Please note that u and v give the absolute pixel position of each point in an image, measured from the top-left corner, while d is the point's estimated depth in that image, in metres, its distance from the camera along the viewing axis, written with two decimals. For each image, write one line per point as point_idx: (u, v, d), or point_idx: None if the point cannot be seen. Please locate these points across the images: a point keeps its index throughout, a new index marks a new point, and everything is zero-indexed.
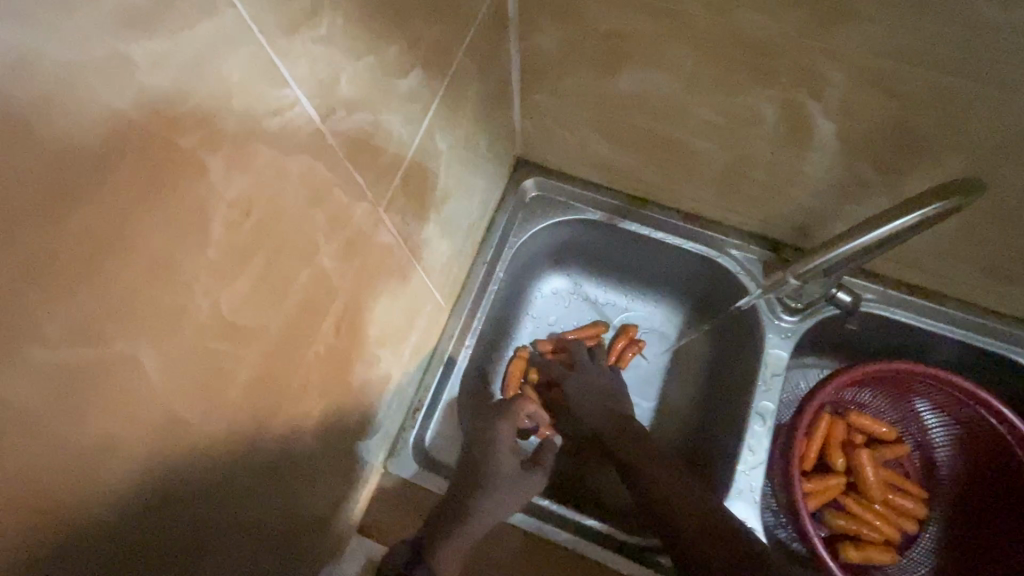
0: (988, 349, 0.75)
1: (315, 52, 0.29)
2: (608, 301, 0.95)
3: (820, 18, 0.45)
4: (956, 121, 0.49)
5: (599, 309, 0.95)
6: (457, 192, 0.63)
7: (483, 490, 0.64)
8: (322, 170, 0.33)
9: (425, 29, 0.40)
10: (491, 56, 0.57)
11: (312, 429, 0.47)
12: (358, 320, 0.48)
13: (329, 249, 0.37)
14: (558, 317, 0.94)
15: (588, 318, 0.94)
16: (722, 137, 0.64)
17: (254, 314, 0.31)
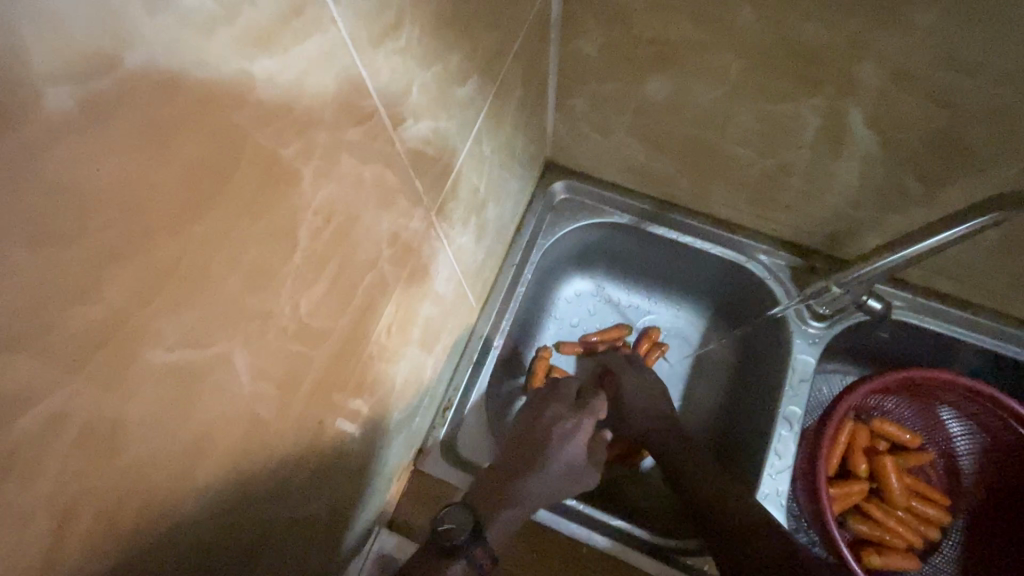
0: (1020, 358, 0.74)
1: (395, 63, 0.30)
2: (631, 305, 0.96)
3: (871, 27, 0.46)
4: (1002, 132, 0.50)
5: (622, 311, 0.96)
6: (495, 194, 0.64)
7: (537, 473, 0.60)
8: (391, 176, 0.34)
9: (484, 38, 0.41)
10: (534, 62, 0.58)
11: (358, 428, 0.48)
12: (405, 322, 0.48)
13: (390, 253, 0.38)
14: (582, 320, 0.95)
15: (611, 320, 0.95)
16: (760, 143, 0.64)
17: (326, 317, 0.32)
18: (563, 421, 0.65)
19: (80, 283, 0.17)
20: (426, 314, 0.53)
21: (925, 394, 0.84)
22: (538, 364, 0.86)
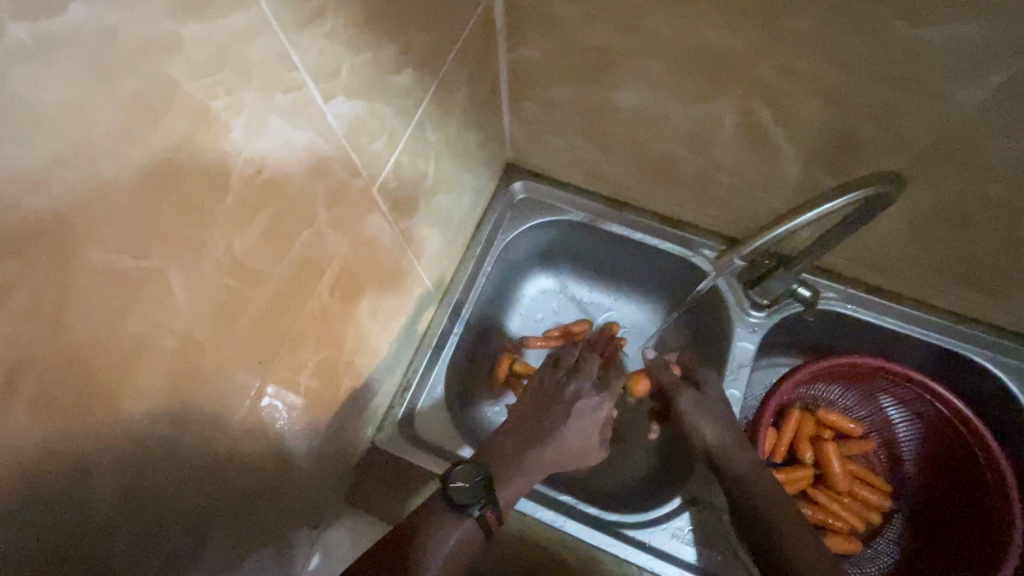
0: (944, 346, 0.80)
1: (321, 45, 0.35)
2: (591, 300, 1.00)
3: (764, 35, 0.52)
4: (889, 128, 0.56)
5: (583, 307, 1.00)
6: (447, 185, 0.69)
7: (551, 446, 0.66)
8: (323, 144, 0.39)
9: (417, 35, 0.47)
10: (479, 65, 0.64)
11: (305, 385, 0.52)
12: (351, 289, 0.53)
13: (327, 216, 0.44)
14: (545, 315, 0.99)
15: (571, 315, 0.99)
16: (689, 143, 0.70)
17: (261, 261, 0.38)
18: (587, 397, 0.71)
19: (32, 182, 0.22)
20: (374, 286, 0.58)
21: (865, 380, 0.87)
22: (501, 359, 0.90)
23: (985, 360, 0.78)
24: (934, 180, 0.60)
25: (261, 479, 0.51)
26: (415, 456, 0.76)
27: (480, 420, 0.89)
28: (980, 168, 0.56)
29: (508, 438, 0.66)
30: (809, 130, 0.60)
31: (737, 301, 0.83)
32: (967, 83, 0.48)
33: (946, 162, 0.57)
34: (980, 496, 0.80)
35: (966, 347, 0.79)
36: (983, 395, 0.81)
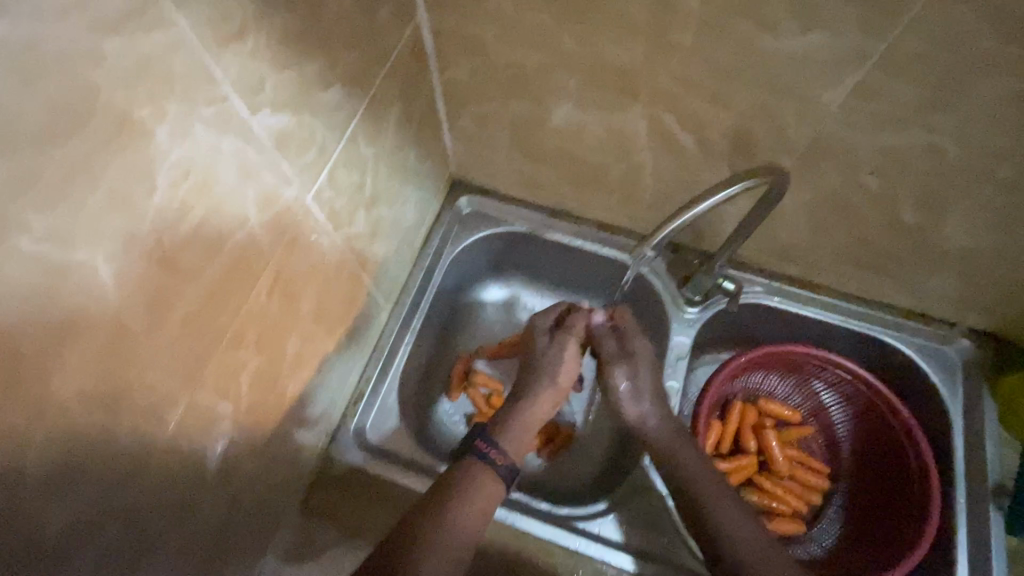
0: (858, 329, 0.87)
1: (243, 62, 0.40)
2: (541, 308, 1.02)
3: (657, 50, 0.59)
4: (776, 128, 0.63)
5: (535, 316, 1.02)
6: (387, 197, 0.73)
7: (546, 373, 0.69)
8: (250, 152, 0.43)
9: (343, 55, 0.52)
10: (412, 84, 0.70)
11: (247, 387, 0.54)
12: (290, 293, 0.56)
13: (260, 219, 0.47)
14: (500, 326, 1.01)
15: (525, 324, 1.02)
16: (611, 151, 0.76)
17: (191, 258, 0.41)
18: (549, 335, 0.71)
19: None
20: (315, 290, 0.61)
21: (796, 366, 0.90)
22: (454, 371, 0.93)
23: (897, 339, 0.86)
24: (822, 173, 0.67)
25: (202, 480, 0.52)
26: (369, 464, 0.77)
27: (438, 430, 0.91)
28: (856, 160, 0.64)
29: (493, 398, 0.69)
30: (709, 133, 0.67)
31: (672, 298, 0.89)
32: (830, 86, 0.56)
33: (827, 156, 0.64)
34: (906, 468, 0.83)
35: (880, 329, 0.87)
36: (902, 372, 0.87)
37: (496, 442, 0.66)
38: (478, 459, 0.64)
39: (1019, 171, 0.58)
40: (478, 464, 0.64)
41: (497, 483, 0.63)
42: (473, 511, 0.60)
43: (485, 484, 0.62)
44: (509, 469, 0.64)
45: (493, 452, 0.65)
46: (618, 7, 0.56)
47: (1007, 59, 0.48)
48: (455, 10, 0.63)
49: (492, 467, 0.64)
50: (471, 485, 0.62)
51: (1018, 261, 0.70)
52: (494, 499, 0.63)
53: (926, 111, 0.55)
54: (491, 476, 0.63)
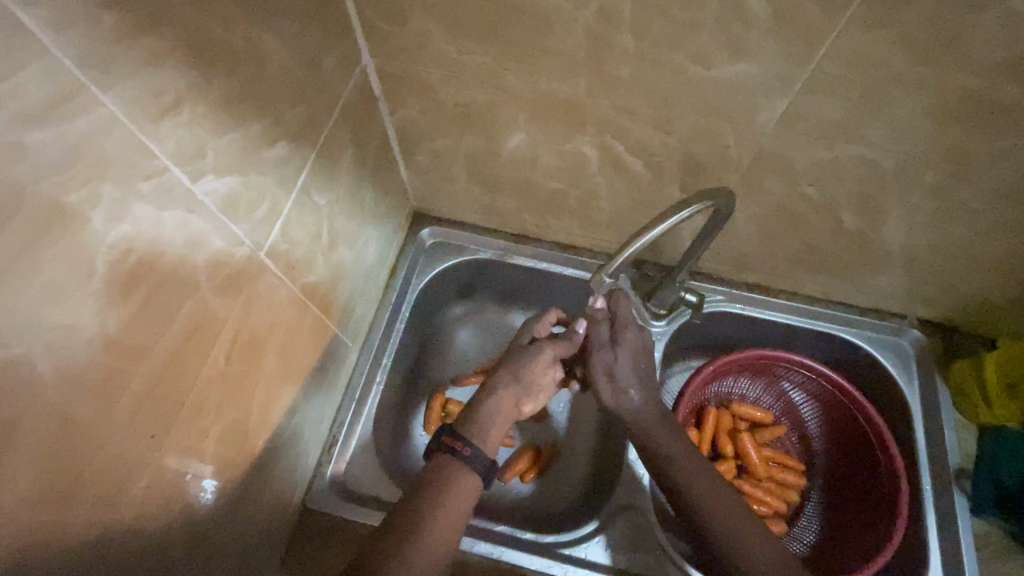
0: (819, 328, 0.90)
1: (181, 133, 0.39)
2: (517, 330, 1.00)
3: (599, 83, 0.60)
4: (719, 149, 0.66)
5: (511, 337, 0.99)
6: (345, 240, 0.73)
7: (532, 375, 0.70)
8: (196, 220, 0.42)
9: (288, 110, 0.52)
10: (363, 127, 0.70)
11: (211, 454, 0.52)
12: (251, 352, 0.55)
13: (212, 284, 0.46)
14: (476, 352, 0.99)
15: (500, 346, 0.99)
16: (566, 178, 0.78)
17: (140, 335, 0.39)
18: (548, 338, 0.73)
19: None
20: (278, 345, 0.60)
21: (763, 368, 0.93)
22: (432, 400, 0.89)
23: (855, 336, 0.89)
24: (767, 187, 0.70)
25: (172, 556, 0.50)
26: (350, 511, 0.75)
27: (418, 465, 0.88)
28: (797, 174, 0.67)
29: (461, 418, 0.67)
30: (657, 156, 0.69)
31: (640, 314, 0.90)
32: (763, 108, 0.59)
33: (770, 171, 0.67)
34: (873, 458, 0.86)
35: (839, 327, 0.90)
36: (864, 366, 0.90)
37: (465, 437, 0.64)
38: (449, 455, 0.63)
39: (943, 175, 0.61)
40: (450, 460, 0.62)
41: (472, 475, 0.62)
42: (452, 501, 0.60)
43: (460, 476, 0.61)
44: (481, 462, 0.63)
45: (464, 446, 0.63)
46: (557, 45, 0.57)
47: (919, 77, 0.51)
48: (399, 54, 0.64)
49: (465, 462, 0.62)
50: (447, 480, 0.61)
51: (953, 254, 0.74)
52: (471, 491, 0.61)
53: (854, 126, 0.58)
54: (465, 469, 0.62)
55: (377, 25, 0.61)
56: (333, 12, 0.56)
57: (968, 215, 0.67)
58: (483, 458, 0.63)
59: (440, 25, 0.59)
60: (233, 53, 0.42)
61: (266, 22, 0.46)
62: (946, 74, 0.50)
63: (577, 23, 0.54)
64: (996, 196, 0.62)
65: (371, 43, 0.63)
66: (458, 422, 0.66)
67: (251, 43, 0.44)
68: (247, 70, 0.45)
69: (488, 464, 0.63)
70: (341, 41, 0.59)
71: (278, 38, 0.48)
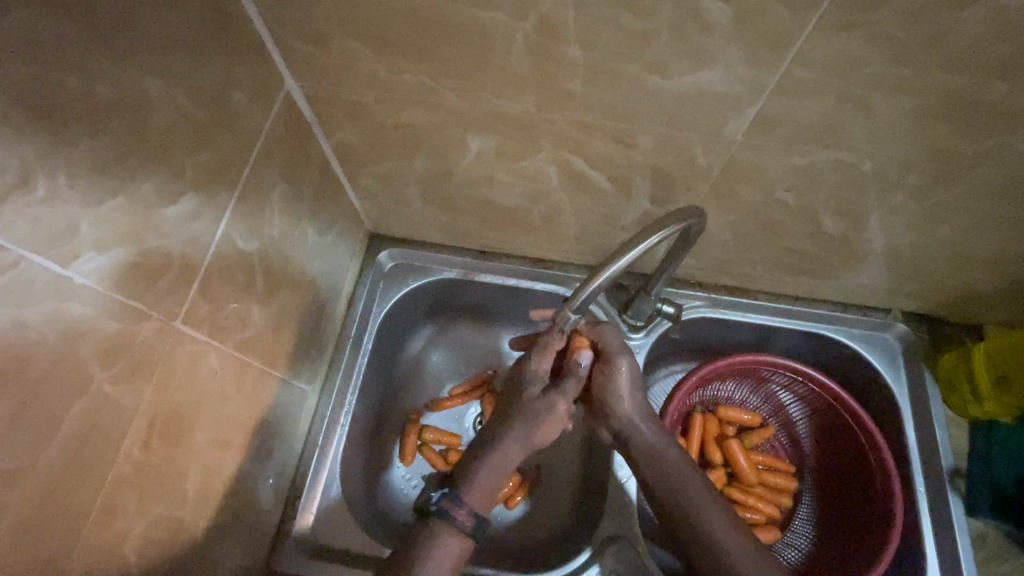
0: (805, 329, 0.86)
1: (36, 214, 0.33)
2: (492, 350, 0.92)
3: (549, 99, 0.55)
4: (686, 159, 0.60)
5: (485, 359, 0.92)
6: (288, 283, 0.66)
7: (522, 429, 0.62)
8: (75, 307, 0.36)
9: (188, 159, 0.45)
10: (295, 158, 0.63)
11: (138, 552, 0.47)
12: (176, 432, 0.49)
13: (109, 373, 0.40)
14: (450, 377, 0.91)
15: (475, 368, 0.92)
16: (526, 195, 0.72)
17: (14, 457, 0.33)
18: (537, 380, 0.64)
19: None
20: (211, 417, 0.54)
21: (750, 372, 0.88)
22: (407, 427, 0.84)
23: (841, 335, 0.86)
24: (740, 195, 0.65)
25: None
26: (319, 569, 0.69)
27: (395, 503, 0.81)
28: (771, 181, 0.62)
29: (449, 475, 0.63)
30: (621, 168, 0.63)
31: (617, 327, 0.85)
32: (731, 116, 0.53)
33: (744, 177, 0.62)
34: (864, 461, 0.82)
35: (825, 326, 0.86)
36: (853, 365, 0.86)
37: (460, 500, 0.59)
38: (441, 519, 0.58)
39: (925, 176, 0.57)
40: (441, 524, 0.58)
41: (459, 535, 0.58)
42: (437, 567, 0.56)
43: (448, 541, 0.57)
44: (473, 524, 0.59)
45: (458, 510, 0.59)
46: (497, 60, 0.51)
47: (896, 78, 0.46)
48: (325, 76, 0.57)
49: (456, 526, 0.58)
50: (434, 545, 0.57)
51: (936, 252, 0.71)
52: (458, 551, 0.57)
53: (831, 130, 0.53)
54: (456, 533, 0.58)
55: (294, 46, 0.54)
56: (238, 39, 0.49)
57: (952, 214, 0.63)
58: (475, 520, 0.59)
59: (365, 45, 0.52)
60: (100, 106, 0.36)
61: (146, 63, 0.39)
62: (925, 74, 0.45)
63: (516, 36, 0.48)
64: (978, 193, 0.58)
65: (292, 67, 0.56)
66: (455, 479, 0.62)
67: (126, 90, 0.38)
68: (123, 124, 0.38)
69: (480, 525, 0.59)
70: (254, 69, 0.52)
71: (164, 80, 0.41)
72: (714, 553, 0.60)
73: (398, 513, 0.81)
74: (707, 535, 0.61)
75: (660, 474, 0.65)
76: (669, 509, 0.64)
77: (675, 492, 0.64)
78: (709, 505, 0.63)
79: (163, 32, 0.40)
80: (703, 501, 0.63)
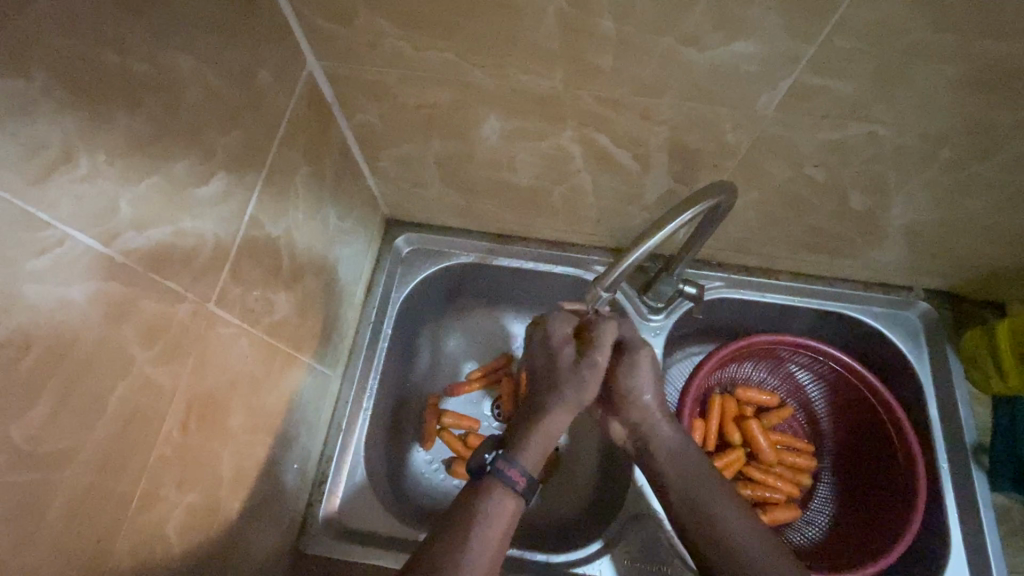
0: (825, 308, 0.85)
1: (77, 191, 0.32)
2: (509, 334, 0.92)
3: (577, 74, 0.54)
4: (714, 134, 0.59)
5: (503, 343, 0.92)
6: (311, 267, 0.66)
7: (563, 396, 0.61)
8: (118, 287, 0.36)
9: (217, 139, 0.44)
10: (316, 141, 0.62)
11: (178, 533, 0.47)
12: (211, 414, 0.49)
13: (149, 355, 0.40)
14: (469, 362, 0.91)
15: (493, 353, 0.91)
16: (548, 176, 0.71)
17: (63, 437, 0.33)
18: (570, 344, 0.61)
19: None
20: (243, 401, 0.54)
21: (769, 353, 0.88)
22: (427, 412, 0.84)
23: (861, 313, 0.85)
24: (768, 171, 0.64)
25: None
26: (347, 552, 0.69)
27: (419, 486, 0.82)
28: (800, 156, 0.61)
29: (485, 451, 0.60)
30: (647, 145, 0.62)
31: (636, 309, 0.84)
32: (764, 89, 0.52)
33: (772, 153, 0.61)
34: (886, 440, 0.82)
35: (845, 306, 0.85)
36: (874, 343, 0.86)
37: (515, 461, 0.59)
38: (494, 479, 0.57)
39: (959, 148, 0.56)
40: (495, 484, 0.57)
41: (511, 496, 0.57)
42: (492, 529, 0.55)
43: (503, 501, 0.56)
44: (526, 485, 0.58)
45: (513, 471, 0.58)
46: (526, 36, 0.50)
47: (937, 47, 0.45)
48: (348, 55, 0.56)
49: (510, 487, 0.57)
50: (490, 506, 0.56)
51: (964, 227, 0.70)
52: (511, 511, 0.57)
53: (867, 101, 0.52)
54: (509, 493, 0.57)
55: (317, 23, 0.53)
56: (263, 16, 0.48)
57: (984, 188, 0.62)
58: (528, 481, 0.58)
59: (390, 22, 0.51)
60: (137, 83, 0.35)
61: (178, 40, 0.39)
62: (969, 41, 0.44)
63: (548, 8, 0.47)
64: (1012, 166, 0.57)
65: (315, 46, 0.55)
66: (508, 442, 0.60)
67: (161, 67, 0.37)
68: (158, 101, 0.37)
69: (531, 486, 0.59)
70: (278, 47, 0.51)
71: (195, 58, 0.40)
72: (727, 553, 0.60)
73: (420, 495, 0.81)
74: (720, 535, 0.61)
75: (673, 479, 0.65)
76: (680, 511, 0.64)
77: (688, 494, 0.64)
78: (723, 505, 0.62)
79: (193, 8, 0.40)
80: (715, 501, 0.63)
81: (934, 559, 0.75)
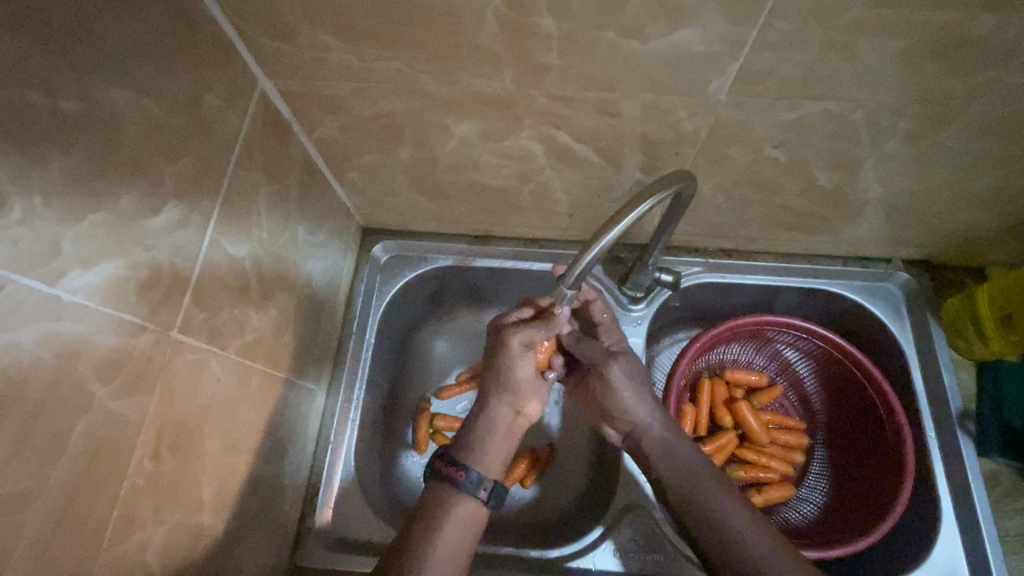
0: (807, 287, 0.85)
1: (15, 234, 0.33)
2: None
3: (526, 74, 0.53)
4: (672, 123, 0.59)
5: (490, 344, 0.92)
6: (284, 284, 0.66)
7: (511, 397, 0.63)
8: (67, 327, 0.36)
9: (165, 168, 0.44)
10: (276, 160, 0.62)
11: (160, 559, 0.48)
12: (183, 439, 0.49)
13: (109, 390, 0.40)
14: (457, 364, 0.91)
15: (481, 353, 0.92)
16: (513, 175, 0.71)
17: (26, 475, 0.34)
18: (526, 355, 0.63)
19: None
20: (218, 422, 0.54)
21: (755, 333, 0.88)
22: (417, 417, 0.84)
23: (844, 288, 0.85)
24: (731, 156, 0.64)
25: None
26: (344, 561, 0.69)
27: (414, 489, 0.83)
28: (760, 139, 0.61)
29: (442, 460, 0.60)
30: (606, 138, 0.62)
31: (617, 301, 0.84)
32: (713, 75, 0.52)
33: (731, 137, 0.61)
34: (875, 413, 0.82)
35: (827, 282, 0.85)
36: (857, 318, 0.86)
37: (460, 463, 0.60)
38: (444, 482, 0.59)
39: (917, 119, 0.56)
40: (446, 489, 0.58)
41: (467, 501, 0.58)
42: (449, 534, 0.55)
43: (457, 504, 0.57)
44: (483, 487, 0.58)
45: (458, 472, 0.59)
46: (470, 39, 0.50)
47: (877, 20, 0.45)
48: (299, 72, 0.56)
49: (462, 489, 0.58)
50: (444, 511, 0.56)
51: (934, 196, 0.70)
52: (471, 522, 0.57)
53: (818, 80, 0.52)
54: (462, 497, 0.58)
55: (262, 41, 0.52)
56: (204, 41, 0.48)
57: (947, 155, 0.61)
58: (484, 482, 0.59)
59: (334, 35, 0.51)
60: (71, 122, 0.36)
61: (113, 73, 0.39)
62: (909, 13, 0.44)
63: (486, 10, 0.47)
64: (970, 131, 0.57)
65: (264, 63, 0.55)
66: (455, 444, 0.62)
67: (95, 104, 0.37)
68: (94, 140, 0.37)
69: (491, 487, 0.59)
70: (224, 68, 0.51)
71: (131, 90, 0.40)
72: (719, 556, 0.59)
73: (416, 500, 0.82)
74: (715, 536, 0.60)
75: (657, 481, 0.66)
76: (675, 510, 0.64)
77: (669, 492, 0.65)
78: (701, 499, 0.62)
79: (124, 39, 0.40)
80: (702, 496, 0.62)
81: (925, 527, 0.75)
